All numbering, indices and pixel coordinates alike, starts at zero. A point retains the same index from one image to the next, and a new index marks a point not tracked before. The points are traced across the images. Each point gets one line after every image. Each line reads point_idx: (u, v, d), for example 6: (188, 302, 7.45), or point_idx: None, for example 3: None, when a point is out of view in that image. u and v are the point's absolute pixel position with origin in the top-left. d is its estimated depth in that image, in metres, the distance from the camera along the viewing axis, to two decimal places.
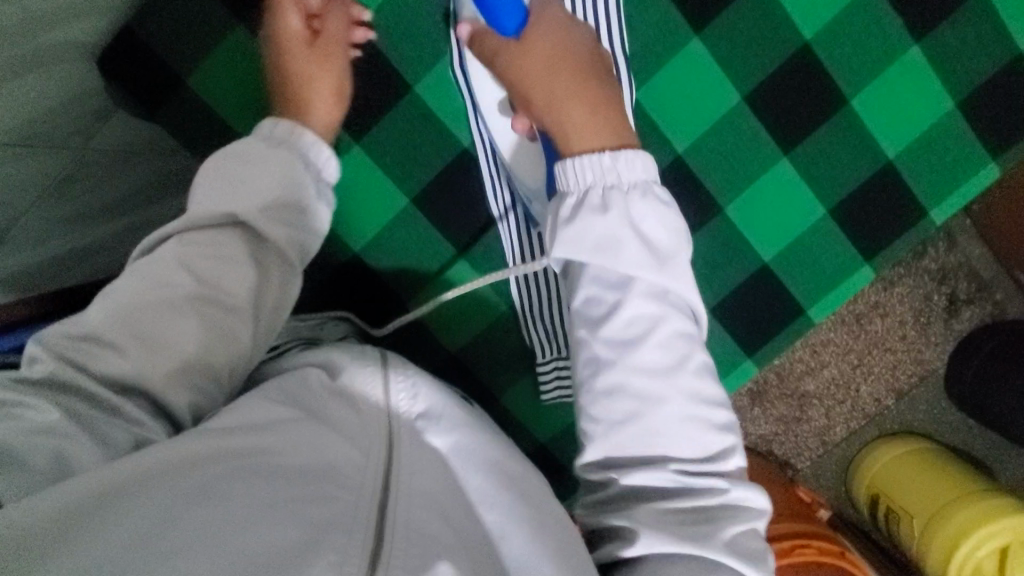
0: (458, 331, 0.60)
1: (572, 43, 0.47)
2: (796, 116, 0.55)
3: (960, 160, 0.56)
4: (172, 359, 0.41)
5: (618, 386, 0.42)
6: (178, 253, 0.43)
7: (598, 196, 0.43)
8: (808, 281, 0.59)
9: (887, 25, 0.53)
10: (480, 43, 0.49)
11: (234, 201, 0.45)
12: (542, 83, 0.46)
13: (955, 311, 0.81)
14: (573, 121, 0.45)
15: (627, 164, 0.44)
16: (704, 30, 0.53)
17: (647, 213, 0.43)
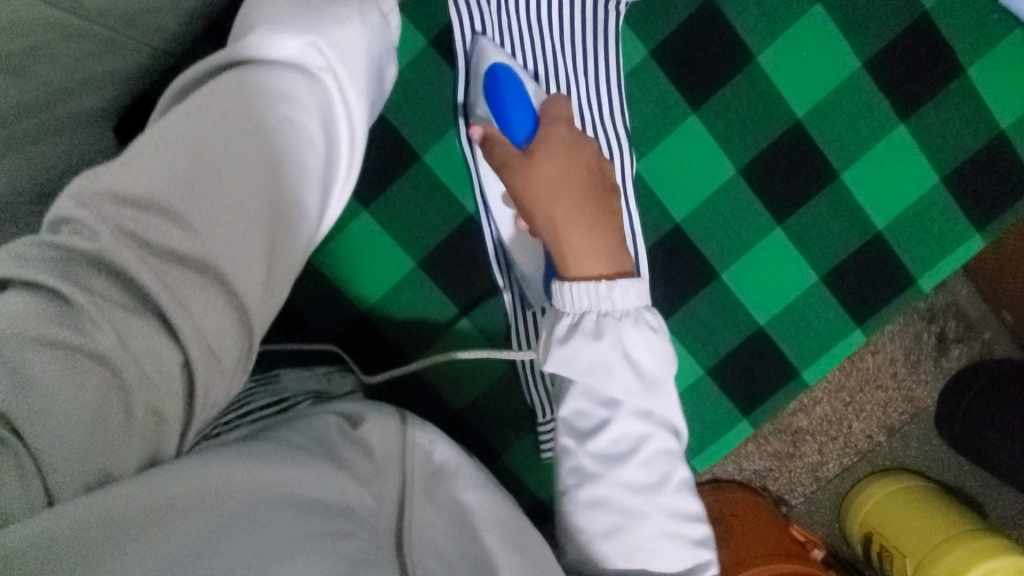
0: (460, 389, 0.61)
1: (579, 158, 0.46)
2: (789, 188, 0.57)
3: (948, 230, 0.58)
4: (238, 211, 0.39)
5: (602, 500, 0.44)
6: (238, 90, 0.40)
7: (592, 322, 0.44)
8: (802, 343, 0.60)
9: (875, 104, 0.56)
10: (492, 145, 0.47)
11: (299, 34, 0.42)
12: (546, 200, 0.45)
13: (944, 349, 0.83)
14: (575, 245, 0.45)
15: (623, 292, 0.44)
16: (701, 108, 0.55)
17: (639, 342, 0.44)
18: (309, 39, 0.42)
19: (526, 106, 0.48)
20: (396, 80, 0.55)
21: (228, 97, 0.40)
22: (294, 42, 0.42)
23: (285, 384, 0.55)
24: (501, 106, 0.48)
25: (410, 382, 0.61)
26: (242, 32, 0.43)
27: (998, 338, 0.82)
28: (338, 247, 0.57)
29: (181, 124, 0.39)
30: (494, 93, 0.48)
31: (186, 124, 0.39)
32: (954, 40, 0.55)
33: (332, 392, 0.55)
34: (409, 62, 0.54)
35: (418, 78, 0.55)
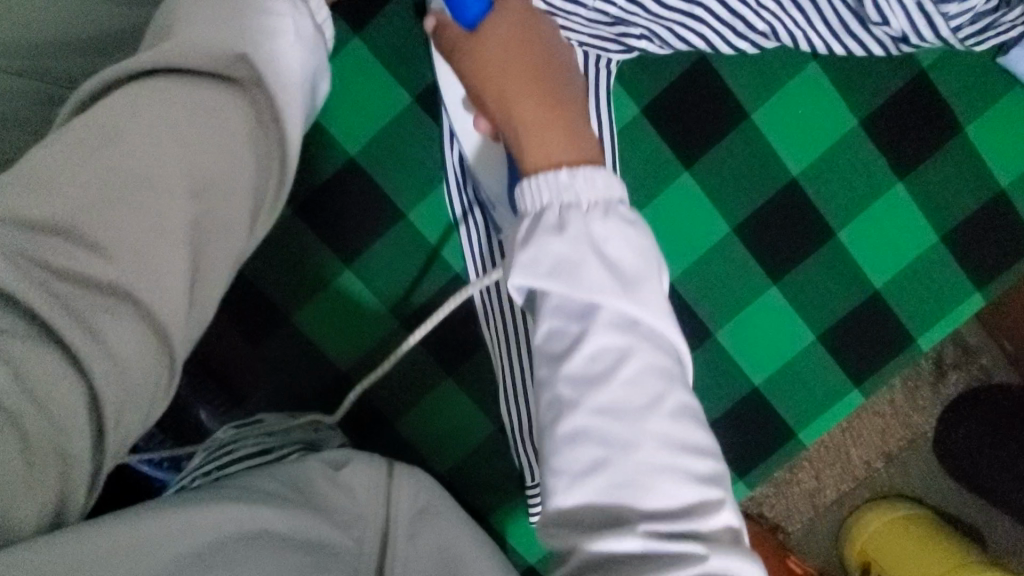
0: (446, 453, 0.59)
1: (535, 41, 0.43)
2: (784, 248, 0.56)
3: (948, 288, 0.57)
4: (166, 245, 0.33)
5: (583, 430, 0.36)
6: (151, 99, 0.34)
7: (555, 214, 0.39)
8: (799, 404, 0.59)
9: (872, 161, 0.54)
10: (442, 35, 0.44)
11: (227, 40, 0.36)
12: (497, 80, 0.42)
13: (942, 376, 0.81)
14: (528, 124, 0.41)
15: (588, 181, 0.39)
16: (693, 165, 0.54)
17: (609, 233, 0.38)
18: (235, 42, 0.36)
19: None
20: (379, 136, 0.53)
21: (140, 104, 0.34)
22: (222, 47, 0.36)
23: (269, 429, 0.53)
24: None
25: (394, 441, 0.59)
26: (162, 33, 0.38)
27: (997, 362, 0.80)
28: (323, 303, 0.56)
29: (85, 134, 0.33)
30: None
31: (89, 134, 0.33)
32: (953, 98, 0.53)
33: (319, 445, 0.53)
34: (392, 120, 0.53)
35: (403, 135, 0.53)
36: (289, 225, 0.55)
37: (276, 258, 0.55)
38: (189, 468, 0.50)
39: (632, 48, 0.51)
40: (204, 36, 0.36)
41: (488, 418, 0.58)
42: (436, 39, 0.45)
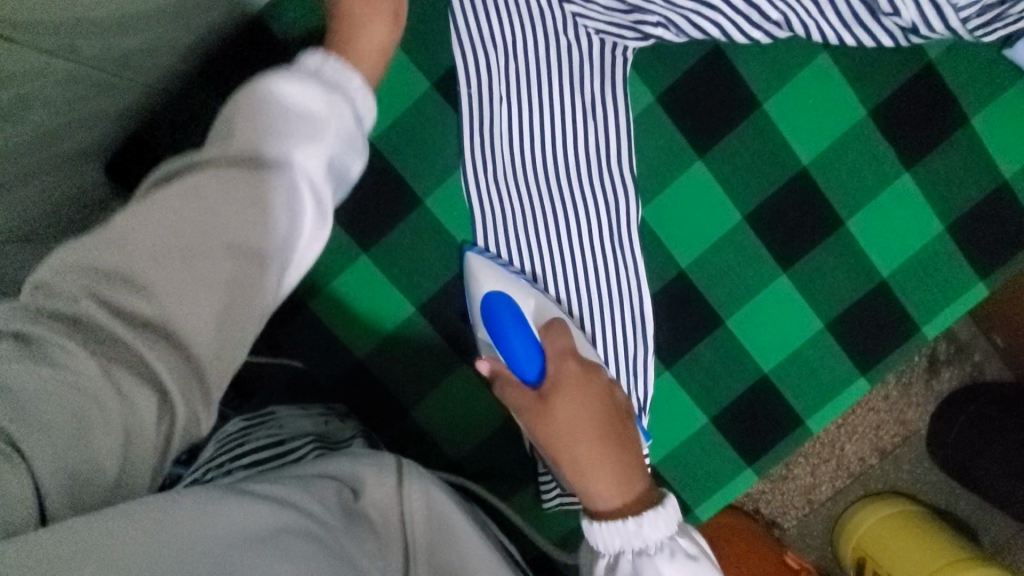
0: (459, 438, 0.60)
1: (592, 394, 0.47)
2: (795, 236, 0.57)
3: (953, 281, 0.58)
4: (191, 304, 0.35)
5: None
6: (193, 187, 0.38)
7: (629, 562, 0.44)
8: (807, 392, 0.60)
9: (879, 153, 0.55)
10: (505, 389, 0.49)
11: (267, 141, 0.40)
12: (563, 435, 0.46)
13: (935, 371, 0.83)
14: (593, 466, 0.46)
15: (652, 526, 0.44)
16: (707, 153, 0.55)
17: (676, 574, 0.44)
18: (280, 137, 0.40)
19: (528, 339, 0.49)
20: (398, 122, 0.54)
21: (201, 198, 0.37)
22: (266, 146, 0.40)
23: (282, 423, 0.54)
24: (503, 336, 0.49)
25: (408, 427, 0.60)
26: (221, 122, 0.41)
27: (989, 359, 0.82)
28: (340, 290, 0.57)
29: (152, 210, 0.37)
30: (497, 327, 0.49)
31: (143, 203, 0.37)
32: (959, 90, 0.54)
33: (333, 438, 0.52)
34: (412, 104, 0.53)
35: (422, 121, 0.54)
36: None
37: None
38: (202, 460, 0.51)
39: (649, 36, 0.52)
40: (248, 140, 0.40)
41: (502, 406, 0.59)
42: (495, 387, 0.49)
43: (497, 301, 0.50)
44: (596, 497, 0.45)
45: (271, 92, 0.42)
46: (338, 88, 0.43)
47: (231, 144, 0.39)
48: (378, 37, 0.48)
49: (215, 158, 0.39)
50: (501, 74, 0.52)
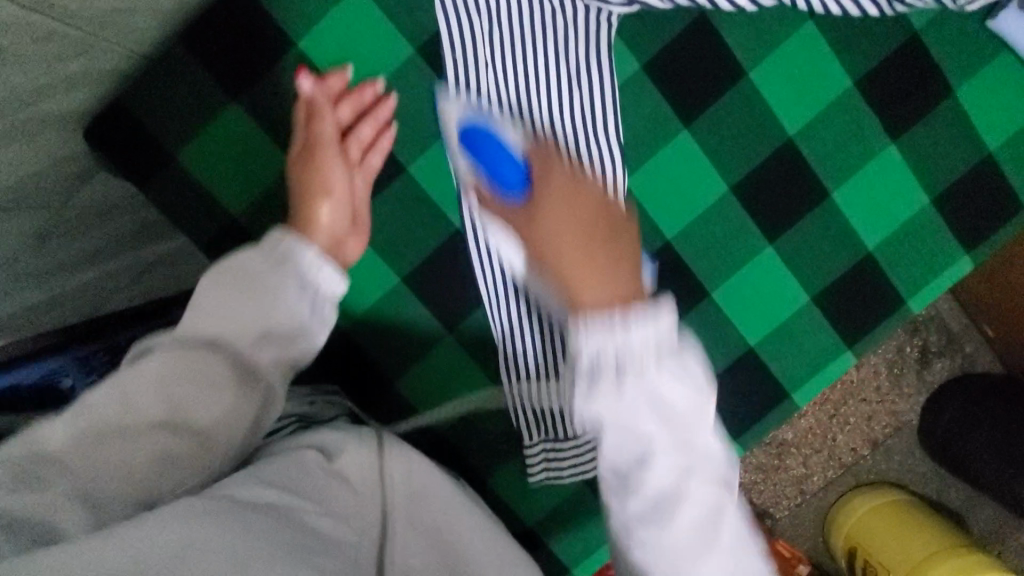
0: (445, 411, 0.59)
1: (583, 196, 0.42)
2: (780, 209, 0.56)
3: (939, 253, 0.58)
4: (126, 473, 0.42)
5: (649, 546, 0.41)
6: (155, 369, 0.45)
7: (613, 366, 0.39)
8: (794, 366, 0.60)
9: (865, 123, 0.55)
10: (488, 203, 0.44)
11: (229, 325, 0.47)
12: (553, 243, 0.41)
13: (926, 361, 0.85)
14: (585, 276, 0.40)
15: (641, 328, 0.39)
16: (693, 123, 0.54)
17: (664, 378, 0.39)
18: (251, 323, 0.47)
19: (506, 150, 0.44)
20: (381, 89, 0.53)
21: (169, 371, 0.45)
22: (239, 324, 0.47)
23: None
24: (479, 155, 0.44)
25: (394, 399, 0.59)
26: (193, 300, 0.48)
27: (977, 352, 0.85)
28: None
29: (125, 379, 0.44)
30: (473, 147, 0.45)
31: (108, 383, 0.44)
32: (944, 61, 0.54)
33: (316, 417, 0.54)
34: (396, 71, 0.53)
35: (405, 89, 0.53)
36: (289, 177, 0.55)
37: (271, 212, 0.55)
38: None
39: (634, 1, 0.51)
40: (213, 323, 0.47)
41: (487, 378, 0.59)
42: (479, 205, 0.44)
43: (471, 125, 0.46)
44: (581, 302, 0.40)
45: (234, 277, 0.48)
46: (306, 273, 0.50)
47: (209, 320, 0.47)
48: (329, 219, 0.52)
49: (191, 333, 0.47)
50: (488, 37, 0.52)
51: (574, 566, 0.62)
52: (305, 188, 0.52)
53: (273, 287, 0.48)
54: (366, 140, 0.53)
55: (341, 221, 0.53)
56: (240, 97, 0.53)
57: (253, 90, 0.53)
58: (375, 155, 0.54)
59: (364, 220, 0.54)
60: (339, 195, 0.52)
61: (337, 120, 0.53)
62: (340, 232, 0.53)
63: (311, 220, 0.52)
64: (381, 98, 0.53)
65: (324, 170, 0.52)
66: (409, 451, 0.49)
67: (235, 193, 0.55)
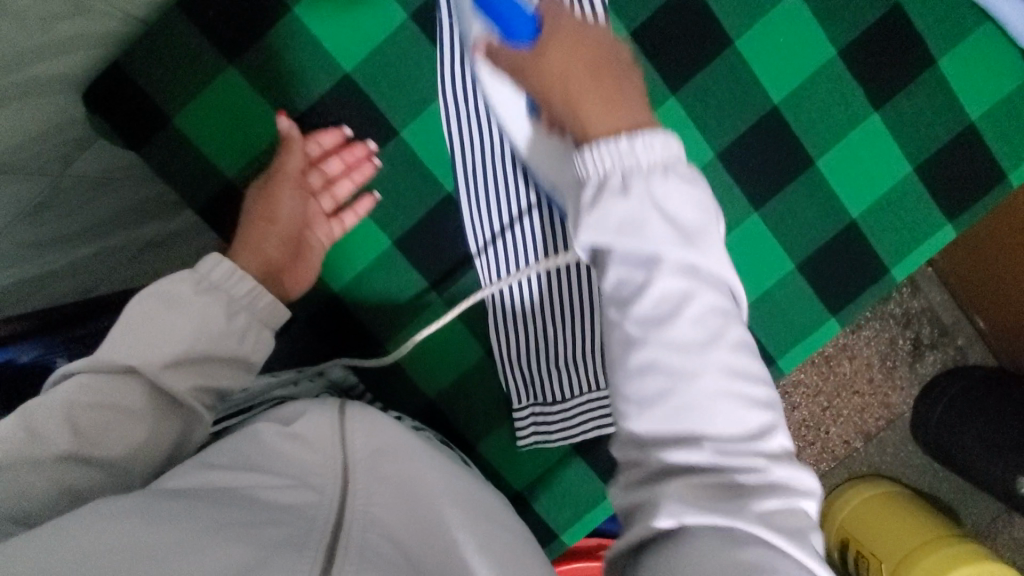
0: (433, 376, 0.60)
1: (591, 41, 0.42)
2: (764, 177, 0.58)
3: (922, 220, 0.59)
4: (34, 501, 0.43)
5: (652, 367, 0.39)
6: (66, 402, 0.45)
7: (616, 178, 0.39)
8: (781, 333, 0.60)
9: (849, 91, 0.56)
10: (495, 56, 0.44)
11: (149, 353, 0.47)
12: (561, 77, 0.41)
13: (920, 354, 1.02)
14: (592, 107, 0.41)
15: (648, 143, 0.39)
16: (680, 89, 0.56)
17: (671, 190, 0.38)
18: (169, 351, 0.47)
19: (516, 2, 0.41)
20: (374, 53, 0.54)
21: (80, 397, 0.46)
22: (156, 351, 0.47)
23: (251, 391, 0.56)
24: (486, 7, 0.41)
25: (384, 364, 0.60)
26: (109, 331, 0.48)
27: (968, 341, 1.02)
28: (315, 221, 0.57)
29: (33, 413, 0.45)
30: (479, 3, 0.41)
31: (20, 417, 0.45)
32: (927, 32, 0.56)
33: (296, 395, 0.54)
34: (388, 34, 0.54)
35: (398, 52, 0.54)
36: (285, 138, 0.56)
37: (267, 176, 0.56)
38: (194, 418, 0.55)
39: None
40: (129, 352, 0.47)
41: (477, 342, 0.60)
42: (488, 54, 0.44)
43: None
44: (592, 134, 0.41)
45: (151, 307, 0.48)
46: (232, 299, 0.50)
47: (124, 346, 0.47)
48: (271, 247, 0.54)
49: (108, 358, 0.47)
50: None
51: (562, 533, 0.63)
52: (262, 209, 0.55)
53: (191, 317, 0.48)
54: (342, 197, 0.57)
55: (284, 251, 0.55)
56: (237, 60, 0.54)
57: (249, 53, 0.54)
58: (347, 213, 0.56)
59: (313, 258, 0.57)
60: (284, 228, 0.55)
61: (320, 169, 0.56)
62: (279, 262, 0.55)
63: (253, 246, 0.54)
64: (369, 158, 0.56)
65: (280, 204, 0.55)
66: (369, 412, 0.48)
67: (232, 155, 0.56)
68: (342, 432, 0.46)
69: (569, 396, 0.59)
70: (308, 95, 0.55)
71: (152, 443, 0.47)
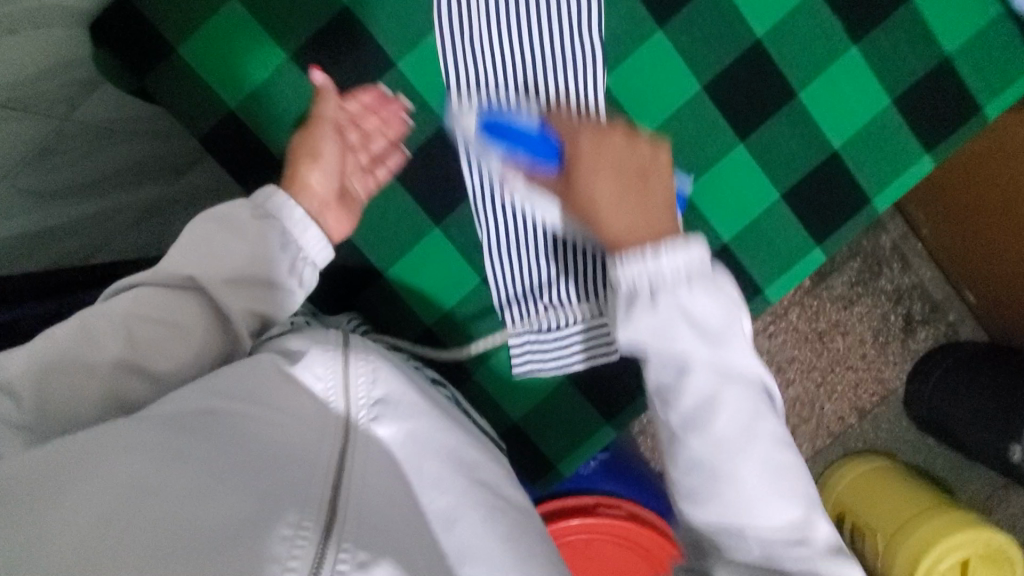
0: (431, 305, 0.62)
1: (613, 150, 0.50)
2: (749, 110, 0.60)
3: (902, 153, 0.61)
4: (82, 399, 0.46)
5: (699, 462, 0.47)
6: (127, 310, 0.48)
7: (646, 289, 0.47)
8: (766, 263, 0.63)
9: (829, 26, 0.59)
10: (534, 179, 0.55)
11: (208, 269, 0.49)
12: (588, 192, 0.50)
13: (912, 330, 1.04)
14: (613, 211, 0.49)
15: (669, 253, 0.47)
16: (666, 24, 0.58)
17: (695, 300, 0.46)
18: (228, 268, 0.50)
19: (528, 132, 0.53)
20: None
21: (138, 309, 0.49)
22: (216, 266, 0.50)
23: None
24: (510, 145, 0.53)
25: (383, 294, 0.62)
26: (178, 246, 0.50)
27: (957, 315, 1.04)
28: None
29: (94, 317, 0.48)
30: (500, 138, 0.53)
31: (80, 323, 0.47)
32: None
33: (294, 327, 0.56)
34: None
35: None
36: (284, 70, 0.58)
37: (268, 107, 0.58)
38: None
39: None
40: (190, 266, 0.49)
41: (474, 270, 0.62)
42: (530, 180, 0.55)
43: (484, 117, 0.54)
44: (623, 240, 0.49)
45: (214, 230, 0.50)
46: (289, 236, 0.52)
47: (184, 259, 0.49)
48: (319, 183, 0.55)
49: (166, 273, 0.50)
50: None
51: (557, 465, 0.66)
52: (306, 148, 0.55)
53: (250, 241, 0.50)
54: (378, 152, 0.58)
55: (328, 190, 0.55)
56: None
57: None
58: (380, 168, 0.58)
59: (354, 207, 0.57)
60: (329, 165, 0.55)
61: (360, 127, 0.56)
62: (331, 207, 0.56)
63: (300, 185, 0.54)
64: (402, 116, 0.58)
65: (324, 142, 0.55)
66: (373, 355, 0.49)
67: (232, 89, 0.58)
68: (344, 377, 0.46)
69: (564, 325, 0.61)
70: (308, 27, 0.57)
71: (194, 358, 0.50)
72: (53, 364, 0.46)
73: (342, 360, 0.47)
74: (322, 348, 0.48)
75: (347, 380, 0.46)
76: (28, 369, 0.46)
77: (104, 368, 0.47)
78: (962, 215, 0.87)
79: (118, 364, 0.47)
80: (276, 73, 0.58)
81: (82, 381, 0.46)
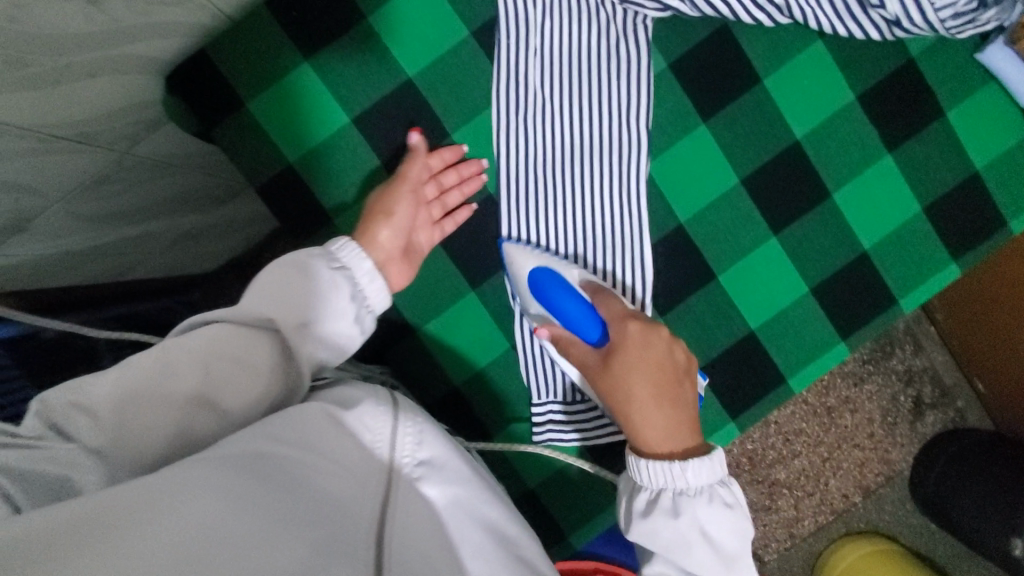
0: (462, 364, 0.63)
1: (657, 353, 0.54)
2: (786, 205, 0.62)
3: (929, 256, 0.63)
4: (152, 432, 0.46)
5: None
6: (205, 345, 0.49)
7: (669, 499, 0.50)
8: (790, 352, 0.64)
9: (865, 134, 0.62)
10: (565, 346, 0.57)
11: (285, 310, 0.50)
12: (624, 381, 0.53)
13: (921, 413, 1.03)
14: (644, 410, 0.53)
15: (694, 471, 0.50)
16: (711, 119, 0.61)
17: (711, 517, 0.50)
18: (303, 313, 0.51)
19: (577, 303, 0.56)
20: (438, 62, 0.60)
21: (211, 345, 0.49)
22: (290, 309, 0.50)
23: None
24: (553, 305, 0.56)
25: (413, 350, 0.63)
26: (260, 286, 0.51)
27: (968, 406, 1.03)
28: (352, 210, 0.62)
29: (172, 352, 0.48)
30: (544, 295, 0.57)
31: (160, 356, 0.48)
32: (938, 87, 0.62)
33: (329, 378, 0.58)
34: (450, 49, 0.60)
35: (457, 63, 0.60)
36: (342, 131, 0.61)
37: (324, 164, 0.61)
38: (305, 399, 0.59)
39: (667, 8, 0.59)
40: (265, 307, 0.50)
41: (507, 336, 0.63)
42: (563, 346, 0.57)
43: (535, 273, 0.57)
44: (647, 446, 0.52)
45: (297, 274, 0.51)
46: (357, 287, 0.54)
47: (264, 299, 0.50)
48: (386, 239, 0.57)
49: (246, 311, 0.50)
50: (542, 74, 0.60)
51: (569, 535, 0.65)
52: (384, 199, 0.58)
53: (324, 290, 0.52)
54: (450, 206, 0.61)
55: (395, 245, 0.57)
56: (311, 58, 0.60)
57: (325, 54, 0.60)
58: (449, 220, 0.60)
59: (415, 261, 0.59)
60: (399, 223, 0.57)
61: (439, 181, 0.60)
62: (395, 259, 0.57)
63: (368, 237, 0.56)
64: (478, 174, 0.61)
65: (399, 202, 0.57)
66: (420, 416, 0.49)
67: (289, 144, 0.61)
68: (393, 435, 0.46)
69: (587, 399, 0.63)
70: (372, 93, 0.60)
71: (260, 398, 0.49)
72: (128, 395, 0.46)
73: (392, 418, 0.47)
74: (373, 401, 0.48)
75: (395, 438, 0.46)
76: (105, 396, 0.46)
77: (175, 403, 0.47)
78: (978, 311, 0.88)
79: (190, 401, 0.47)
80: (337, 134, 0.61)
81: (150, 415, 0.46)
